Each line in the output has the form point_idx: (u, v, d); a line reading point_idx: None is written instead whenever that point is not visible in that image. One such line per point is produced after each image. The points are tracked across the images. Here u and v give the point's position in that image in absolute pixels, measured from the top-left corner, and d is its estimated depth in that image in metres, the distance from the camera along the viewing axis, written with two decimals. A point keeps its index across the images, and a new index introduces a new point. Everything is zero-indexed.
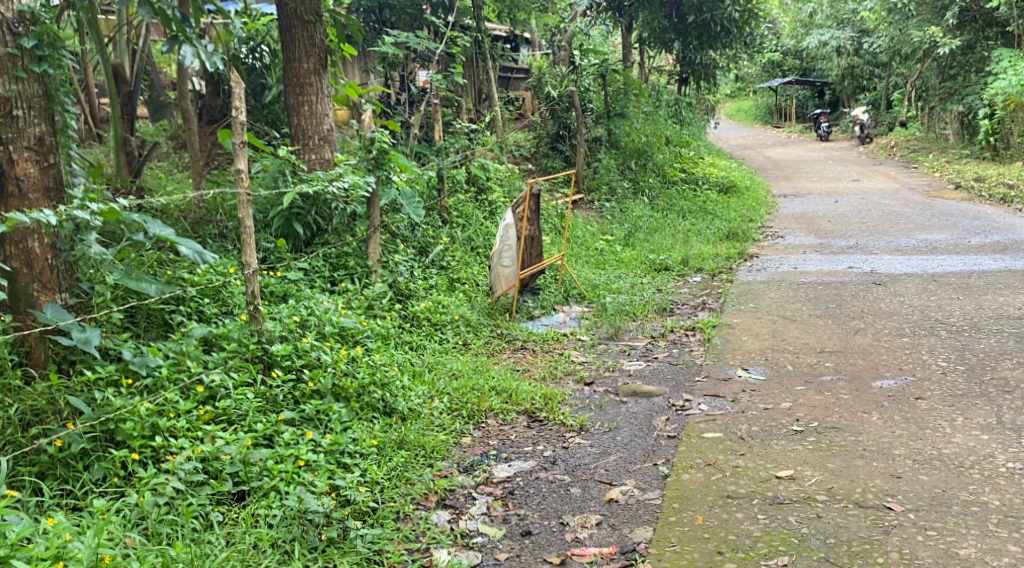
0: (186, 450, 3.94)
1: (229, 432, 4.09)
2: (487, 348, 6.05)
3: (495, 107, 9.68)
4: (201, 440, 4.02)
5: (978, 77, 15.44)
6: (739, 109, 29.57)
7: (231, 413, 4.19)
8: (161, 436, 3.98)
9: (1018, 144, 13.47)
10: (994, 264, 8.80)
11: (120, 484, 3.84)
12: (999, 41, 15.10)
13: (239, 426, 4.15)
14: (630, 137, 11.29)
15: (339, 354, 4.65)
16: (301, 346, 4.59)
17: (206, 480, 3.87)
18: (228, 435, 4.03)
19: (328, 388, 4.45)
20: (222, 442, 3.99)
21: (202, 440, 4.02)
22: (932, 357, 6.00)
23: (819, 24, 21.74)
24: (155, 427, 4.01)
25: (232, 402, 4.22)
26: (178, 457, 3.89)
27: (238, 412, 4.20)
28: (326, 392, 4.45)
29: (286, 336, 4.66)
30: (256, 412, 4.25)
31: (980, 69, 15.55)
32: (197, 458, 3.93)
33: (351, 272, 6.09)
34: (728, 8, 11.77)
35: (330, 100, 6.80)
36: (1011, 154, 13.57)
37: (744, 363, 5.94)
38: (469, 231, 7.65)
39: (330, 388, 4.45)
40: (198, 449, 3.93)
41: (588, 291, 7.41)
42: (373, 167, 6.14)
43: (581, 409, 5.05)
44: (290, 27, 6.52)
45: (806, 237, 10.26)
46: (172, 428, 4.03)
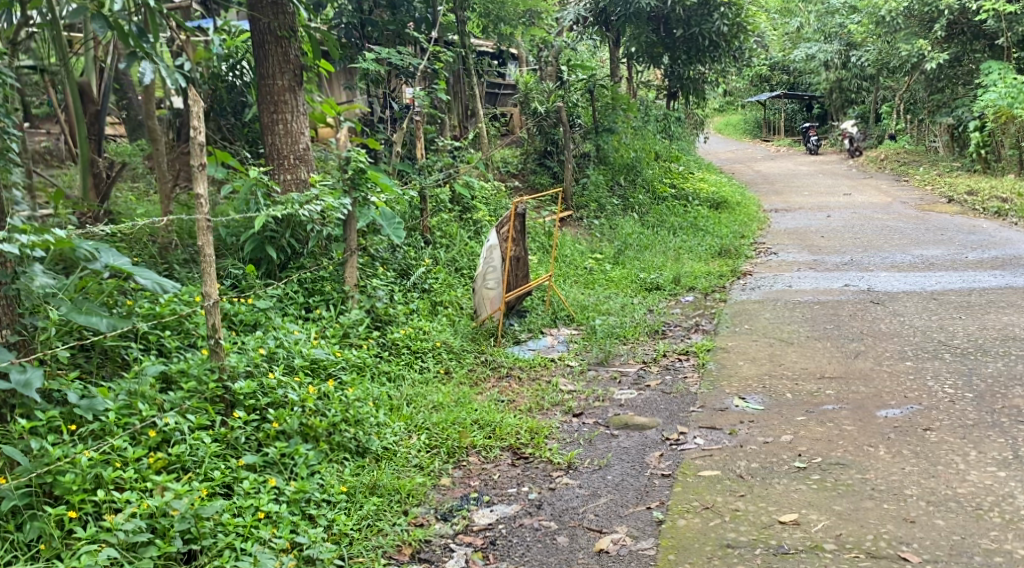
0: (131, 505, 3.66)
1: (181, 482, 3.81)
2: (471, 376, 5.75)
3: (479, 122, 9.41)
4: (150, 492, 3.74)
5: (968, 90, 15.27)
6: (728, 122, 29.40)
7: (185, 460, 3.92)
8: (105, 490, 3.70)
9: (1010, 157, 13.26)
10: (994, 281, 8.55)
11: (54, 546, 3.55)
12: (987, 53, 14.91)
13: (194, 475, 3.88)
14: (620, 153, 11.03)
15: (308, 391, 4.36)
16: (267, 383, 4.31)
17: (152, 539, 3.59)
18: (179, 486, 3.75)
19: (295, 429, 4.18)
20: (172, 495, 3.70)
21: (151, 492, 3.74)
22: (937, 384, 5.73)
23: (808, 39, 21.61)
24: (99, 479, 3.74)
25: (186, 448, 3.95)
26: (121, 514, 3.61)
27: (194, 459, 3.93)
28: (293, 433, 4.18)
29: (250, 371, 4.37)
30: (213, 458, 3.98)
31: (968, 82, 15.29)
32: (143, 514, 3.65)
33: (327, 297, 5.77)
34: (716, 21, 11.55)
35: (306, 117, 6.50)
36: (1003, 166, 13.36)
37: (741, 390, 5.65)
38: (452, 253, 7.36)
39: (297, 429, 4.18)
40: (144, 505, 3.64)
41: (576, 313, 7.12)
42: (350, 189, 5.84)
43: (569, 444, 4.74)
44: (263, 43, 6.23)
45: (800, 253, 10.00)
46: (118, 479, 3.75)
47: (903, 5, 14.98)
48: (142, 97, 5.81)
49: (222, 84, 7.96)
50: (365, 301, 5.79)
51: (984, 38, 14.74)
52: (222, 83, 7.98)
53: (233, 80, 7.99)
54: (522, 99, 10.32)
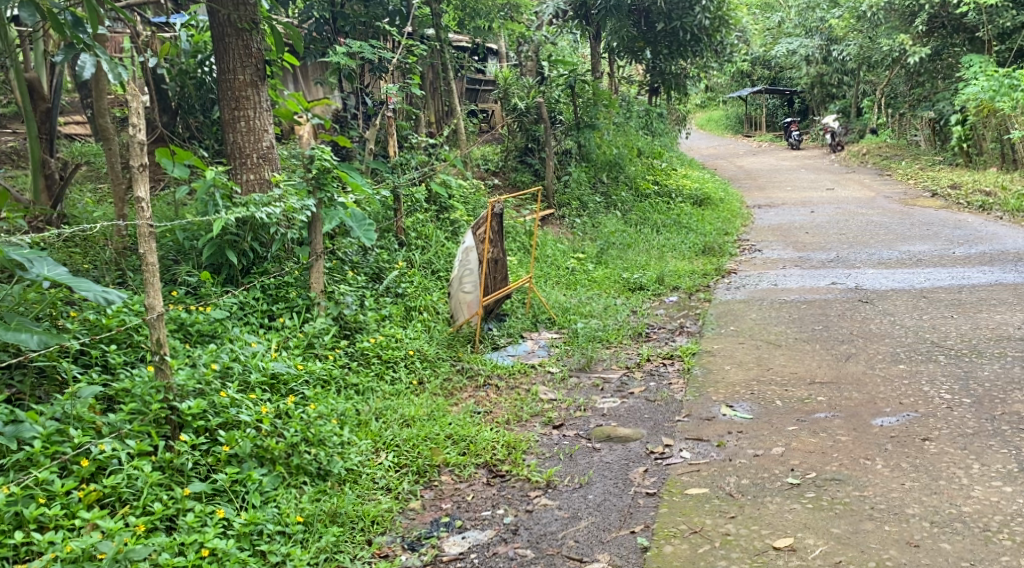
0: (55, 547, 3.42)
1: (113, 518, 3.57)
2: (445, 387, 5.45)
3: (456, 118, 9.12)
4: (78, 530, 3.51)
5: (947, 84, 15.11)
6: (710, 118, 29.22)
7: (121, 491, 3.68)
8: (25, 531, 3.46)
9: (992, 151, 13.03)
10: (984, 278, 8.32)
11: None
12: (967, 47, 14.60)
13: (130, 509, 3.65)
14: (602, 149, 10.75)
15: (264, 410, 4.11)
16: (219, 402, 4.05)
17: None
18: (110, 525, 3.52)
19: (248, 452, 3.95)
20: (100, 535, 3.47)
21: (79, 531, 3.51)
22: (933, 389, 5.47)
23: (789, 33, 21.46)
24: (19, 518, 3.50)
25: (123, 478, 3.70)
26: (40, 560, 3.37)
27: (131, 490, 3.69)
28: (246, 456, 3.95)
29: (200, 389, 4.10)
30: (153, 488, 3.74)
31: (948, 76, 15.14)
32: (67, 557, 3.41)
33: (292, 305, 5.44)
34: (699, 15, 11.36)
35: (270, 114, 6.17)
36: (985, 160, 13.14)
37: (728, 398, 5.38)
38: (427, 254, 7.06)
39: (250, 452, 3.95)
40: (68, 547, 3.40)
41: (557, 316, 6.83)
42: (315, 189, 5.51)
43: (549, 459, 4.46)
44: (223, 36, 5.91)
45: (785, 251, 9.74)
46: (42, 518, 3.52)
47: None
48: (92, 92, 5.46)
49: (191, 81, 7.51)
50: (331, 308, 5.47)
51: (964, 32, 14.55)
52: (191, 80, 7.53)
53: (203, 76, 7.55)
54: (501, 94, 10.01)
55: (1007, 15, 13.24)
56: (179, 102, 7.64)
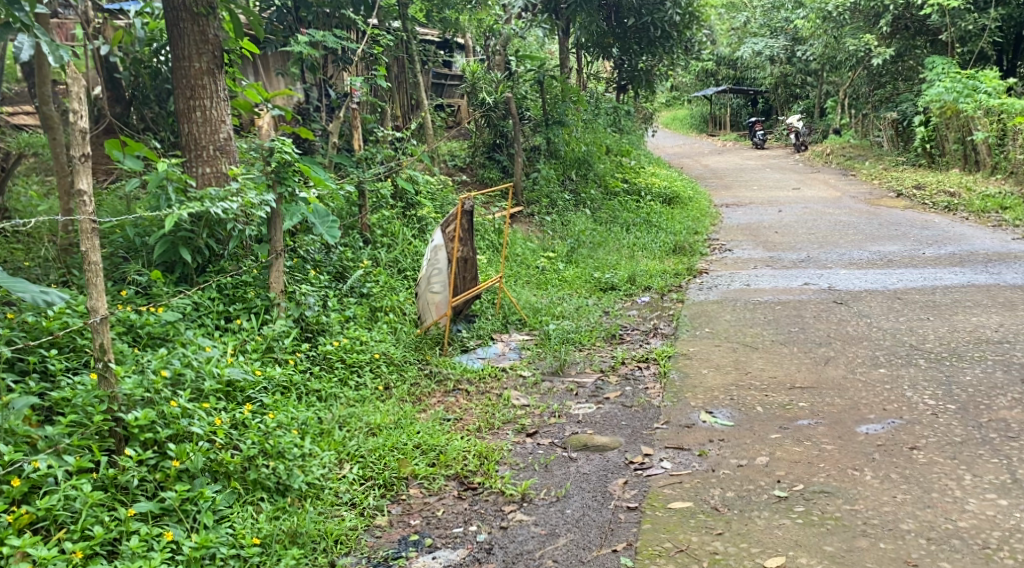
0: None
1: (48, 545, 3.32)
2: (413, 392, 5.19)
3: (425, 111, 8.88)
4: (8, 559, 3.26)
5: (909, 86, 15.22)
6: (675, 117, 29.14)
7: (58, 514, 3.43)
8: None
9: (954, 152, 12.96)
10: (956, 279, 8.21)
11: None
12: (928, 49, 14.71)
13: (68, 533, 3.40)
14: (571, 146, 10.51)
15: (217, 422, 3.85)
16: (169, 412, 3.78)
17: None
18: (43, 553, 3.27)
19: (200, 467, 3.70)
20: None
21: (10, 560, 3.26)
22: (916, 394, 5.31)
23: (754, 34, 21.44)
24: None
25: (59, 500, 3.44)
26: None
27: (69, 513, 3.44)
28: (197, 472, 3.70)
29: (148, 398, 3.82)
30: (93, 509, 3.49)
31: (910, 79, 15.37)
32: None
33: (249, 305, 5.15)
34: (669, 10, 11.21)
35: (227, 103, 5.87)
36: (947, 161, 13.07)
37: (707, 403, 5.18)
38: (394, 252, 6.80)
39: (202, 467, 3.70)
40: None
41: (528, 317, 6.61)
42: (274, 183, 5.22)
43: (523, 470, 4.24)
44: (177, 21, 5.60)
45: (755, 250, 9.59)
46: None
47: None
48: (35, 77, 5.14)
49: (145, 70, 7.23)
50: (292, 309, 5.19)
51: (927, 34, 14.55)
52: (145, 69, 7.25)
53: (158, 65, 7.25)
54: (469, 88, 9.77)
55: (968, 19, 13.16)
56: (133, 92, 7.38)
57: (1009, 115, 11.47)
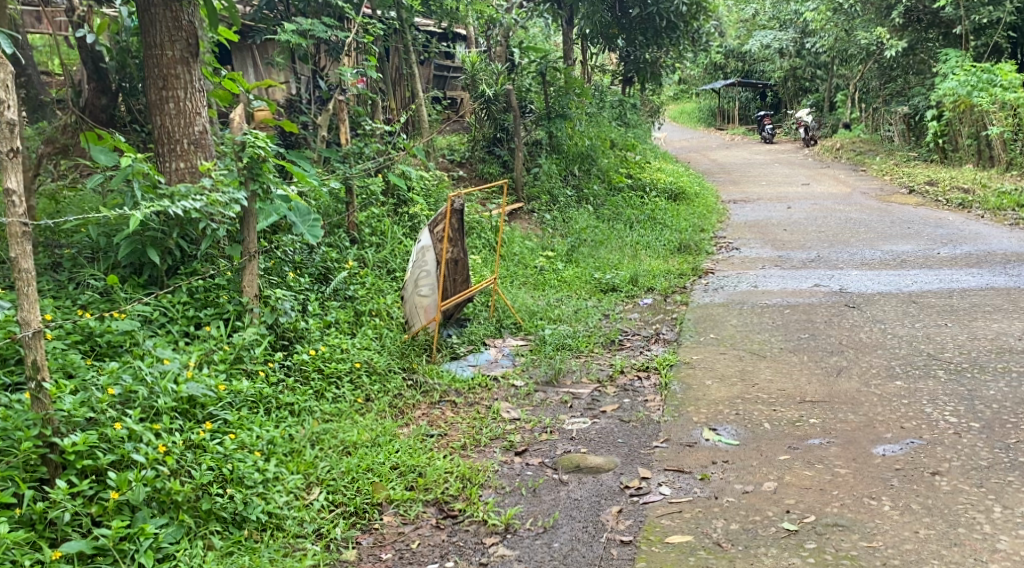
0: None
1: None
2: (396, 404, 4.84)
3: (420, 103, 8.56)
4: None
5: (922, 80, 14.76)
6: (683, 111, 28.65)
7: None
8: None
9: (966, 147, 12.55)
10: (973, 281, 7.83)
11: None
12: (940, 42, 14.26)
13: None
14: (573, 140, 10.16)
15: (162, 448, 3.67)
16: (110, 436, 3.62)
17: None
18: None
19: (140, 499, 3.52)
20: None
21: None
22: (936, 409, 4.96)
23: (762, 27, 21.12)
24: None
25: None
26: None
27: None
28: (138, 505, 3.53)
29: (88, 422, 3.65)
30: (21, 547, 3.33)
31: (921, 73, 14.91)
32: None
33: (222, 310, 4.81)
34: (676, 1, 10.81)
35: (203, 95, 5.55)
36: (960, 156, 12.67)
37: (710, 419, 4.83)
38: (383, 252, 6.48)
39: (143, 500, 3.53)
40: None
41: (523, 321, 6.27)
42: (247, 180, 4.89)
43: (508, 496, 3.97)
44: (148, 6, 5.27)
45: (763, 249, 9.21)
46: None
47: None
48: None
49: (133, 61, 6.72)
50: (266, 314, 4.86)
51: (939, 26, 14.11)
52: (133, 60, 6.73)
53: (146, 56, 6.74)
54: (468, 80, 9.43)
55: (982, 11, 12.62)
56: (120, 82, 6.86)
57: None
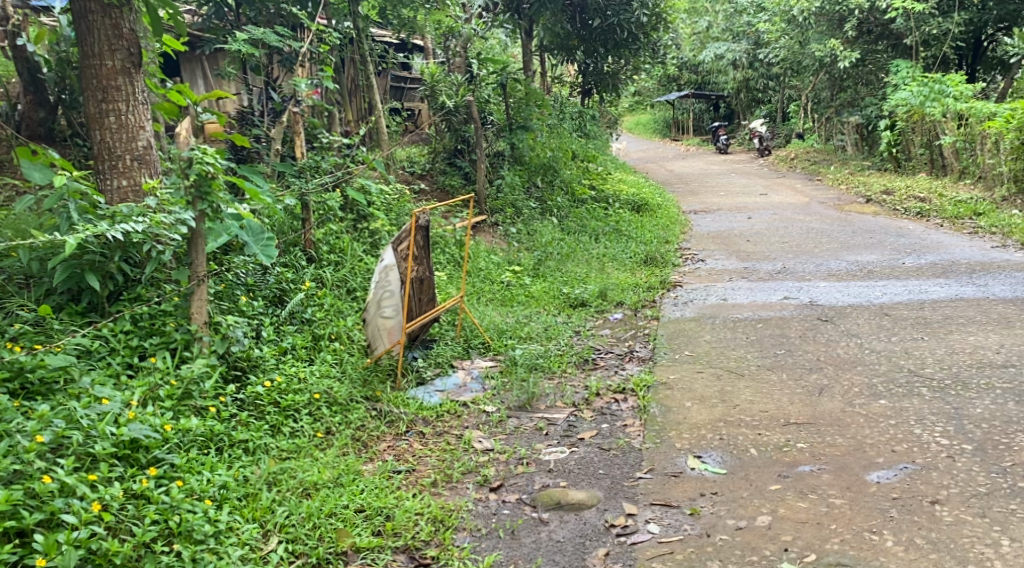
0: None
1: None
2: (359, 437, 4.55)
3: (377, 114, 8.25)
4: None
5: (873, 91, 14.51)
6: (639, 122, 28.57)
7: None
8: None
9: (919, 156, 12.50)
10: (943, 292, 7.59)
11: None
12: (890, 53, 14.17)
13: None
14: (535, 151, 9.91)
15: (94, 504, 3.48)
16: (37, 492, 3.44)
17: None
18: None
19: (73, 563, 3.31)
20: None
21: None
22: (926, 430, 4.71)
23: (716, 39, 21.13)
24: None
25: None
26: None
27: None
28: None
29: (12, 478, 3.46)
30: None
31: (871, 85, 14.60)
32: None
33: (168, 340, 4.49)
34: (636, 11, 10.62)
35: (147, 107, 5.24)
36: (913, 166, 12.62)
37: (694, 445, 4.59)
38: (342, 271, 6.17)
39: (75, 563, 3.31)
40: None
41: (492, 340, 5.98)
42: (195, 199, 4.51)
43: (485, 539, 3.86)
44: (85, 13, 4.97)
45: (728, 261, 9.00)
46: None
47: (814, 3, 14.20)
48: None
49: (72, 71, 6.24)
50: (217, 343, 4.52)
51: (889, 37, 14.07)
52: (73, 70, 6.25)
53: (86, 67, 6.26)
54: (427, 91, 9.15)
55: (934, 23, 12.50)
56: (59, 94, 6.46)
57: (977, 120, 10.98)
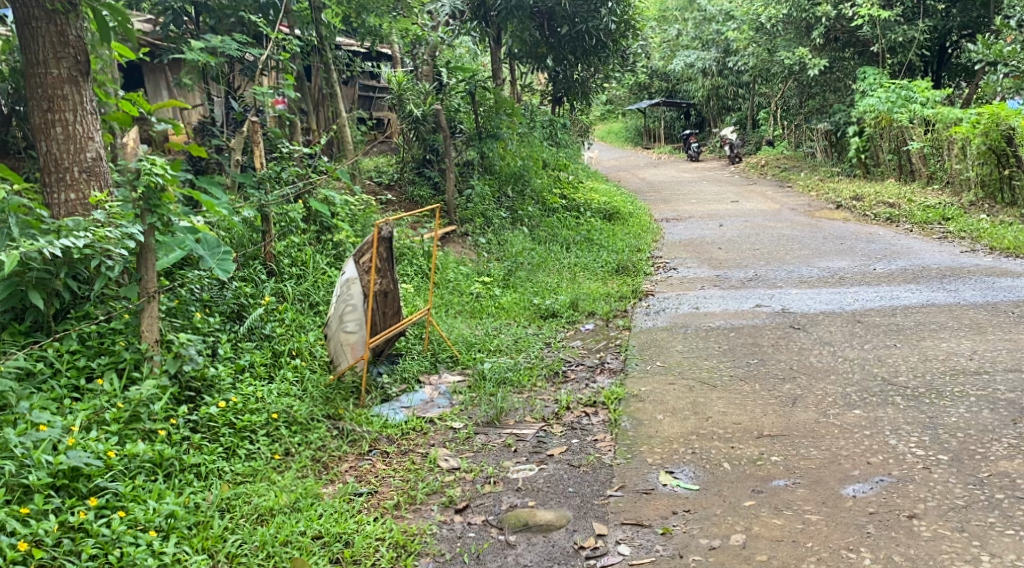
0: None
1: None
2: (320, 458, 4.38)
3: (341, 122, 8.08)
4: None
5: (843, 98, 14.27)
6: (611, 131, 28.55)
7: None
8: None
9: (887, 162, 12.49)
10: (914, 297, 7.53)
11: None
12: (857, 61, 14.25)
13: None
14: (506, 161, 9.79)
15: (26, 541, 3.41)
16: None
17: None
18: None
19: None
20: None
21: None
22: (901, 440, 4.60)
23: (686, 47, 21.13)
24: None
25: None
26: None
27: None
28: None
29: None
30: None
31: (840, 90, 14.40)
32: None
33: (117, 360, 4.35)
34: (605, 18, 10.56)
35: (95, 117, 5.08)
36: (882, 171, 12.61)
37: (666, 460, 4.45)
38: (305, 284, 5.99)
39: None
40: None
41: (460, 354, 5.82)
42: (144, 212, 4.36)
43: (449, 565, 3.72)
44: (29, 20, 4.81)
45: (700, 268, 8.90)
46: None
47: (782, 10, 14.17)
48: None
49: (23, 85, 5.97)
50: (168, 363, 4.35)
51: (855, 45, 14.11)
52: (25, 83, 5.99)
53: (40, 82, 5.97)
54: (394, 100, 8.88)
55: (898, 31, 12.43)
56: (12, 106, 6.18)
57: (944, 126, 11.00)
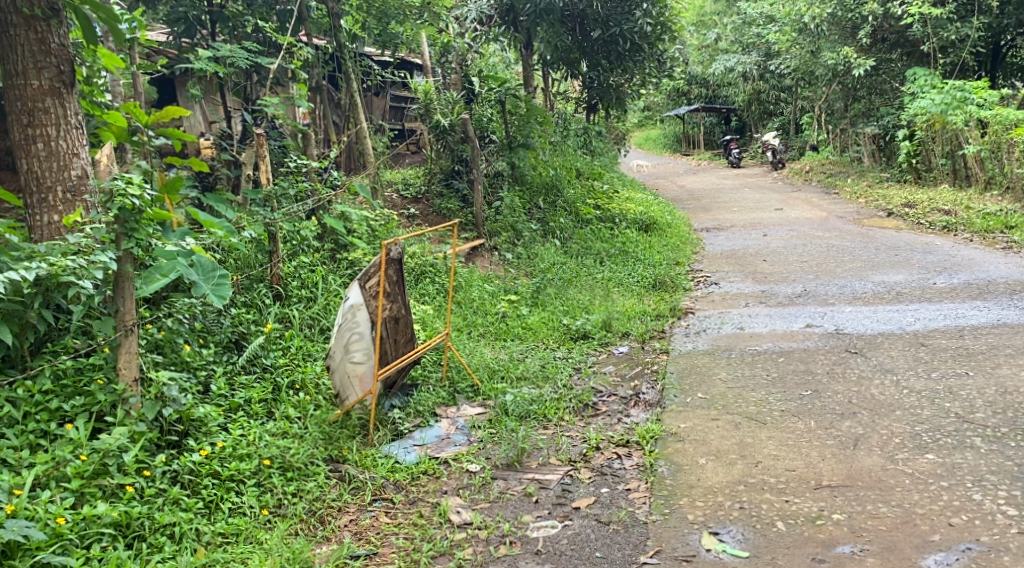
0: None
1: None
2: (316, 510, 4.03)
3: (359, 129, 7.52)
4: None
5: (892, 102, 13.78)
6: (649, 138, 27.83)
7: None
8: None
9: (940, 167, 11.75)
10: (982, 316, 6.85)
11: None
12: (904, 62, 13.45)
13: None
14: (537, 170, 9.24)
15: None
16: None
17: None
18: None
19: None
20: None
21: None
22: (984, 493, 4.01)
23: (726, 50, 20.41)
24: None
25: None
26: None
27: None
28: None
29: None
30: None
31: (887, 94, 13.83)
32: None
33: (91, 404, 3.96)
34: (638, 20, 9.94)
35: (82, 132, 4.62)
36: (935, 177, 11.86)
37: (709, 516, 3.98)
38: (313, 308, 5.47)
39: None
40: None
41: (482, 383, 5.27)
42: (121, 235, 4.04)
43: None
44: (6, 27, 4.37)
45: (744, 283, 8.29)
46: None
47: (826, 9, 13.34)
48: None
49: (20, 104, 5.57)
50: (146, 406, 4.01)
51: (903, 45, 13.34)
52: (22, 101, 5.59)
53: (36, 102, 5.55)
54: (421, 110, 8.38)
55: (951, 29, 11.70)
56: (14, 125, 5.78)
57: (1003, 128, 10.29)
